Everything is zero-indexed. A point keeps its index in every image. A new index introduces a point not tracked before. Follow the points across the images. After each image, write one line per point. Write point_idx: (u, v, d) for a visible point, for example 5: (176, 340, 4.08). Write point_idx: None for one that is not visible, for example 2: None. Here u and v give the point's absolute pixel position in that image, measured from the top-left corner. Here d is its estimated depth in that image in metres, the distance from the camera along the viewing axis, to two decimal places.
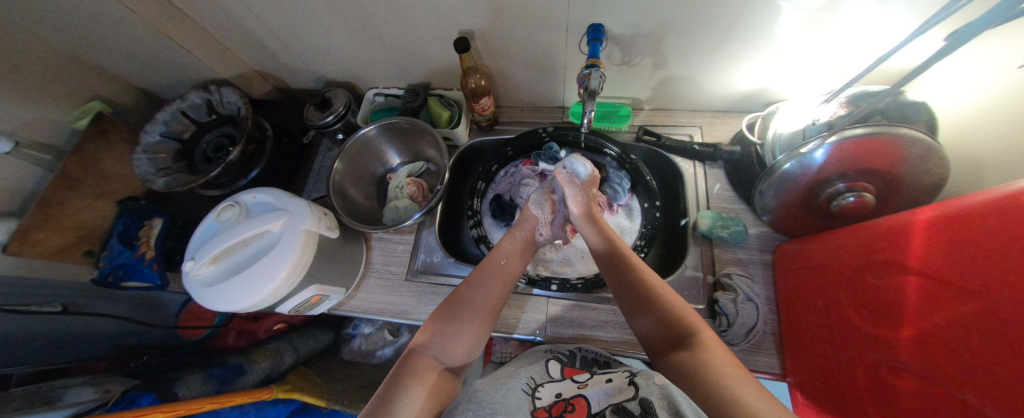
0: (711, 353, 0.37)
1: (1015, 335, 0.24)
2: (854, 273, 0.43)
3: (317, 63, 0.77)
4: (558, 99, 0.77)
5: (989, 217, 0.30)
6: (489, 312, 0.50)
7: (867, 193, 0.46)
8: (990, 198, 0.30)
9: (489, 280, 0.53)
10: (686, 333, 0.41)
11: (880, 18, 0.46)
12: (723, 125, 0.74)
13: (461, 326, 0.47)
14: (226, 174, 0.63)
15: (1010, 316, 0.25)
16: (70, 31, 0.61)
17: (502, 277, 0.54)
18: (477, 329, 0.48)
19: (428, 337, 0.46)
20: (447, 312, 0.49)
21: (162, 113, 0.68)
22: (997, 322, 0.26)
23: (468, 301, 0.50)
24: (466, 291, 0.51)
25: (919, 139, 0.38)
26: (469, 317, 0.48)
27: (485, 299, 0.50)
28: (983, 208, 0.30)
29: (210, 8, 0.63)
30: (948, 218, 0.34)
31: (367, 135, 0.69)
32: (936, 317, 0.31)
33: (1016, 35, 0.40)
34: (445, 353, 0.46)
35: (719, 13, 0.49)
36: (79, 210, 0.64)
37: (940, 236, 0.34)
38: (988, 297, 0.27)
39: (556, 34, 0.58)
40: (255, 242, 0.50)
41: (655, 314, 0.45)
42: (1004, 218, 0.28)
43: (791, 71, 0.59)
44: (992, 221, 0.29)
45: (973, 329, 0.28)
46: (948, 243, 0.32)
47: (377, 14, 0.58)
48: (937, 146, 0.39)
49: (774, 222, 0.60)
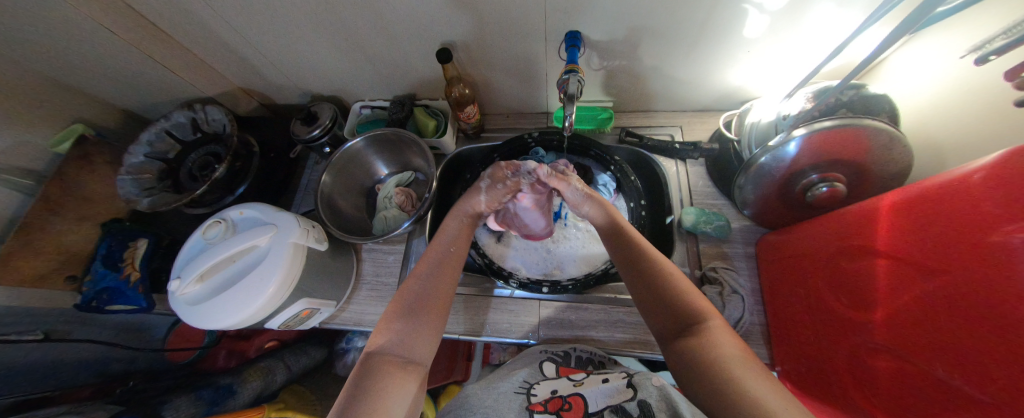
0: (719, 337, 0.37)
1: (979, 310, 0.26)
2: (829, 260, 0.44)
3: (303, 79, 0.77)
4: (541, 105, 0.79)
5: (942, 198, 0.32)
6: (444, 297, 0.49)
7: (838, 183, 0.48)
8: (942, 181, 0.32)
9: (438, 270, 0.51)
10: (694, 320, 0.40)
11: (838, 17, 0.49)
12: (701, 124, 0.77)
13: (416, 319, 0.46)
14: (213, 192, 0.63)
15: (973, 289, 0.26)
16: (53, 58, 0.62)
17: (450, 263, 0.53)
18: (433, 315, 0.47)
19: (386, 338, 0.43)
20: (400, 308, 0.46)
21: (146, 133, 0.68)
22: (961, 297, 0.27)
23: (420, 293, 0.48)
24: (413, 285, 0.49)
25: (882, 129, 0.41)
26: (423, 310, 0.47)
27: (434, 286, 0.49)
28: (937, 191, 0.32)
29: (194, 28, 0.64)
30: (906, 201, 0.36)
31: (354, 147, 0.70)
32: (904, 297, 0.33)
33: (966, 29, 0.43)
34: (406, 349, 0.43)
35: (688, 17, 0.52)
36: (62, 234, 0.63)
37: (900, 220, 0.36)
38: (951, 275, 0.29)
39: (535, 43, 0.60)
40: (243, 257, 0.50)
41: (677, 307, 0.42)
42: (956, 200, 0.30)
43: (761, 71, 0.62)
44: (946, 202, 0.31)
45: (938, 306, 0.29)
46: (907, 226, 0.34)
47: (360, 28, 0.60)
48: (899, 134, 0.41)
49: (755, 215, 0.62)
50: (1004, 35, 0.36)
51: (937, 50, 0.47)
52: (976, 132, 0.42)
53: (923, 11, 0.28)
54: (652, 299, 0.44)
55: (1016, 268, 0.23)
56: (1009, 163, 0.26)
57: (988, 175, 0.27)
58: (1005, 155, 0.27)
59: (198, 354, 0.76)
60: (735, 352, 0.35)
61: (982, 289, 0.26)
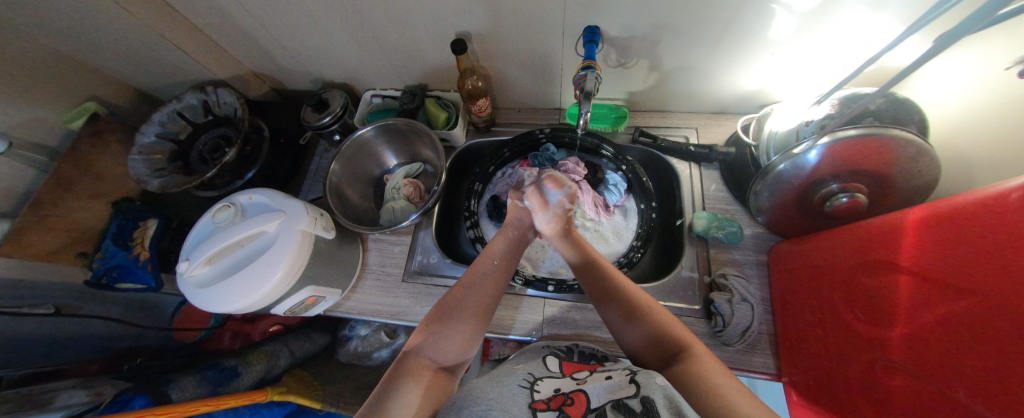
0: (706, 364, 0.38)
1: (1004, 336, 0.25)
2: (848, 273, 0.43)
3: (315, 65, 0.77)
4: (554, 100, 0.77)
5: (976, 216, 0.30)
6: (484, 309, 0.50)
7: (859, 194, 0.46)
8: (977, 198, 0.31)
9: (481, 281, 0.52)
10: (678, 346, 0.41)
11: (872, 22, 0.47)
12: (717, 127, 0.75)
13: (455, 326, 0.47)
14: (223, 175, 0.63)
15: (998, 313, 0.25)
16: (68, 34, 0.62)
17: (495, 276, 0.53)
18: (471, 325, 0.48)
19: (423, 338, 0.45)
20: (441, 313, 0.48)
21: (158, 114, 0.68)
22: (986, 321, 0.26)
23: (462, 301, 0.49)
24: (459, 293, 0.50)
25: (910, 140, 0.39)
26: (462, 318, 0.48)
27: (476, 297, 0.50)
28: (971, 207, 0.31)
29: (206, 8, 0.63)
30: (936, 216, 0.34)
31: (364, 136, 0.69)
32: (927, 317, 0.32)
33: (1006, 41, 0.41)
34: (441, 353, 0.45)
35: (713, 15, 0.50)
36: (75, 212, 0.64)
37: (929, 235, 0.34)
38: (977, 297, 0.28)
39: (552, 37, 0.58)
40: (251, 243, 0.50)
41: (657, 331, 0.43)
42: (990, 219, 0.29)
43: (785, 74, 0.60)
44: (978, 220, 0.30)
45: (963, 328, 0.28)
46: (936, 243, 0.33)
47: (374, 15, 0.59)
48: (928, 146, 0.39)
49: (769, 223, 0.60)
50: None
51: (971, 60, 0.45)
52: (1012, 148, 0.40)
53: (975, 18, 0.26)
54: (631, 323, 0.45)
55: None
56: None
57: None
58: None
59: (203, 335, 0.77)
60: (723, 378, 0.36)
61: (1007, 314, 0.25)
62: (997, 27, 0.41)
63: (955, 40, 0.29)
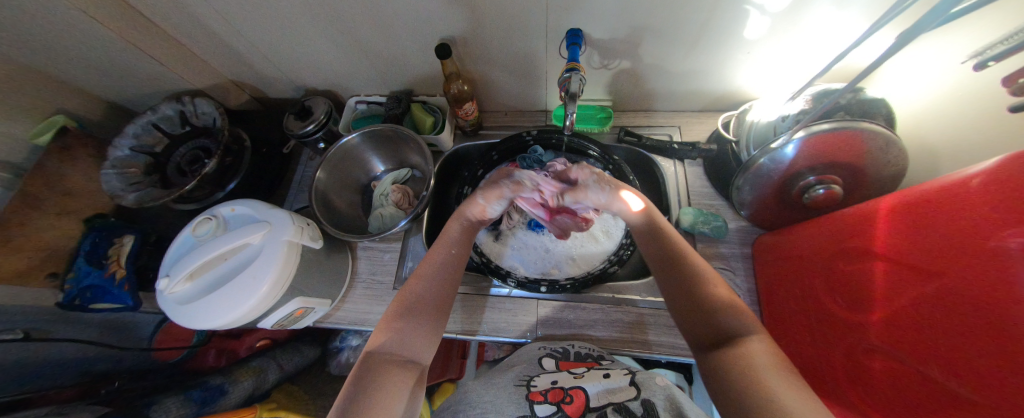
0: (763, 353, 0.33)
1: (976, 315, 0.26)
2: (827, 261, 0.45)
3: (296, 72, 0.75)
4: (540, 103, 0.78)
5: (941, 203, 0.32)
6: (443, 298, 0.50)
7: (835, 185, 0.48)
8: (942, 185, 0.32)
9: (438, 271, 0.51)
10: (733, 331, 0.37)
11: (840, 21, 0.49)
12: (699, 125, 0.76)
13: (417, 317, 0.46)
14: (203, 187, 0.61)
15: (970, 293, 0.27)
16: (31, 45, 0.59)
17: (451, 266, 0.53)
18: (433, 313, 0.47)
19: (386, 335, 0.43)
20: (402, 307, 0.46)
21: (132, 126, 0.65)
22: (957, 301, 0.28)
23: (420, 292, 0.48)
24: (417, 285, 0.50)
25: (878, 132, 0.41)
26: (423, 310, 0.47)
27: (434, 286, 0.50)
28: (937, 194, 0.33)
29: (180, 16, 0.62)
30: (906, 203, 0.36)
31: (350, 143, 0.68)
32: (902, 299, 0.33)
33: (961, 39, 0.44)
34: (408, 346, 0.43)
35: (690, 16, 0.51)
36: (42, 231, 0.61)
37: (900, 221, 0.36)
38: (948, 279, 0.29)
39: (536, 39, 0.59)
40: (235, 255, 0.49)
41: (714, 315, 0.39)
42: (954, 204, 0.30)
43: (760, 72, 0.62)
44: (942, 205, 0.32)
45: (936, 310, 0.30)
46: (908, 228, 0.35)
47: (355, 20, 0.58)
48: (895, 138, 0.42)
49: (752, 216, 0.62)
50: (1003, 43, 0.37)
51: (937, 54, 0.47)
52: (972, 137, 0.43)
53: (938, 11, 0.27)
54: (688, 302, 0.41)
55: (1009, 271, 0.24)
56: (1013, 169, 0.26)
57: (989, 180, 0.28)
58: (1005, 160, 0.27)
59: (186, 354, 0.74)
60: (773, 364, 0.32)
61: (978, 294, 0.26)
62: (954, 26, 0.44)
63: (917, 35, 0.30)
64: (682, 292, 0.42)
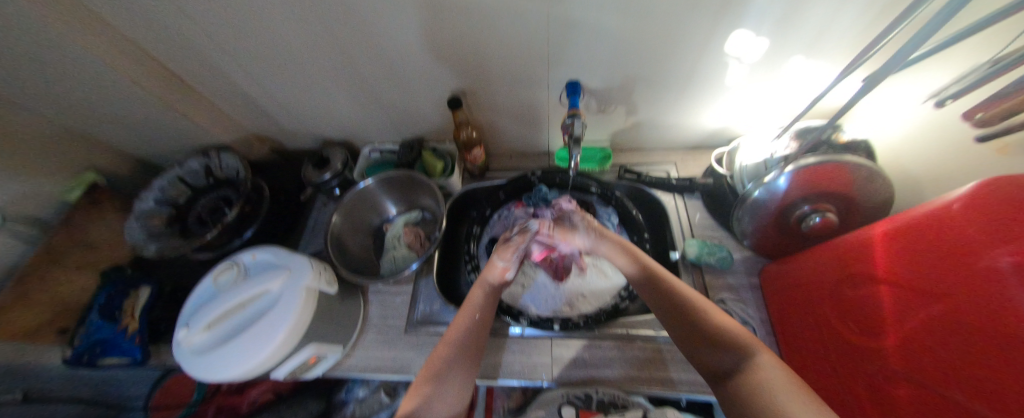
0: (766, 367, 0.36)
1: (983, 331, 0.27)
2: (835, 288, 0.46)
3: (316, 126, 0.81)
4: (543, 146, 0.83)
5: (928, 227, 0.35)
6: (473, 359, 0.50)
7: (829, 213, 0.50)
8: (926, 212, 0.35)
9: (466, 331, 0.52)
10: (736, 349, 0.40)
11: (809, 68, 0.55)
12: (694, 161, 0.80)
13: (445, 380, 0.46)
14: (222, 236, 0.64)
15: (975, 310, 0.28)
16: (78, 111, 0.65)
17: (478, 327, 0.53)
18: (464, 377, 0.47)
19: (417, 398, 0.43)
20: (431, 369, 0.46)
21: (159, 180, 0.69)
22: (962, 320, 0.29)
23: (450, 354, 0.48)
24: (446, 346, 0.50)
25: (862, 164, 0.45)
26: (454, 372, 0.47)
27: (462, 345, 0.50)
28: (922, 220, 0.35)
29: (216, 81, 0.68)
30: (896, 229, 0.39)
31: (367, 189, 0.72)
32: (911, 321, 0.34)
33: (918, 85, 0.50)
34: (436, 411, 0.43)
35: (675, 65, 0.58)
36: (60, 284, 0.62)
37: (894, 246, 0.38)
38: (951, 299, 0.30)
39: (539, 90, 0.65)
40: (252, 303, 0.49)
41: (718, 339, 0.42)
42: (941, 229, 0.33)
43: (745, 113, 0.67)
44: (929, 232, 0.34)
45: (944, 329, 0.31)
46: (902, 252, 0.37)
47: (375, 78, 0.65)
48: (878, 169, 0.45)
49: (756, 246, 0.63)
50: (956, 84, 0.43)
51: (903, 92, 0.52)
52: (948, 164, 0.46)
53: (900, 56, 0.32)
54: (688, 331, 0.44)
55: (1011, 287, 0.25)
56: (991, 195, 0.29)
57: (970, 205, 0.31)
58: (981, 189, 0.30)
59: (186, 411, 0.71)
60: (784, 379, 0.34)
61: (982, 311, 0.27)
62: (907, 76, 0.51)
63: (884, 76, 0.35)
64: (680, 321, 0.46)
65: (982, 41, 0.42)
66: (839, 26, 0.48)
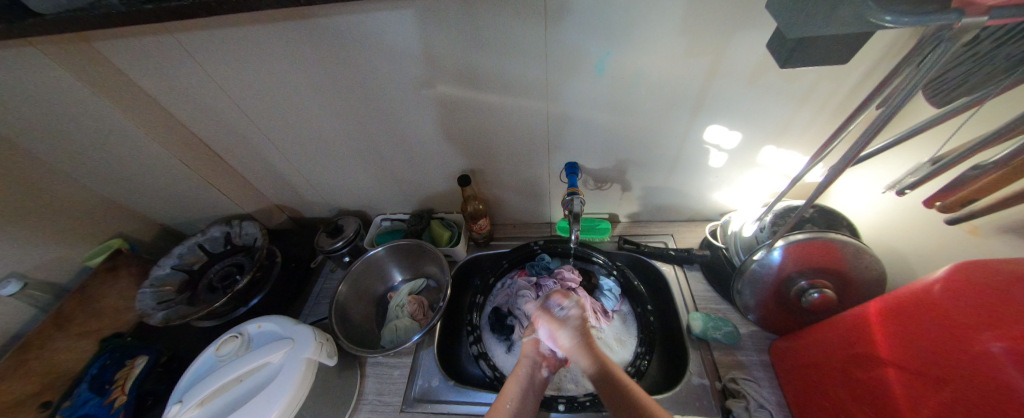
0: None
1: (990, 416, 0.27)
2: (843, 368, 0.45)
3: (334, 198, 0.87)
4: (545, 216, 0.87)
5: (921, 310, 0.36)
6: None
7: (827, 289, 0.52)
8: (917, 294, 0.38)
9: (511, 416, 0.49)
10: None
11: (784, 154, 0.62)
12: (689, 232, 0.84)
13: None
14: (228, 304, 0.64)
15: (980, 395, 0.28)
16: (124, 183, 0.72)
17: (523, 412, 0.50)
18: None
19: None
20: None
21: (181, 246, 0.73)
22: (970, 405, 0.29)
23: None
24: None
25: (846, 241, 0.48)
26: None
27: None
28: (915, 302, 0.37)
29: (251, 160, 0.76)
30: (890, 309, 0.40)
31: (375, 257, 0.75)
32: (923, 407, 0.33)
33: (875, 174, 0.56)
34: None
35: (662, 152, 0.65)
36: (58, 353, 0.61)
37: (892, 327, 0.39)
38: (957, 384, 0.31)
39: (541, 170, 0.72)
40: (250, 377, 0.48)
41: None
42: (934, 312, 0.35)
43: (731, 190, 0.73)
44: (920, 311, 0.36)
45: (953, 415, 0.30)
46: (900, 333, 0.38)
47: (394, 157, 0.73)
48: (863, 246, 0.48)
49: (760, 320, 0.63)
50: (912, 175, 0.44)
51: (868, 180, 0.58)
52: (931, 248, 0.48)
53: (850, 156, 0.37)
54: None
55: (1012, 371, 0.26)
56: (970, 279, 0.33)
57: (956, 288, 0.34)
58: (961, 275, 0.34)
59: None
60: None
61: (987, 396, 0.28)
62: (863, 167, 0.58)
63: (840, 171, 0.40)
64: None
65: (914, 147, 0.49)
66: (798, 125, 0.56)
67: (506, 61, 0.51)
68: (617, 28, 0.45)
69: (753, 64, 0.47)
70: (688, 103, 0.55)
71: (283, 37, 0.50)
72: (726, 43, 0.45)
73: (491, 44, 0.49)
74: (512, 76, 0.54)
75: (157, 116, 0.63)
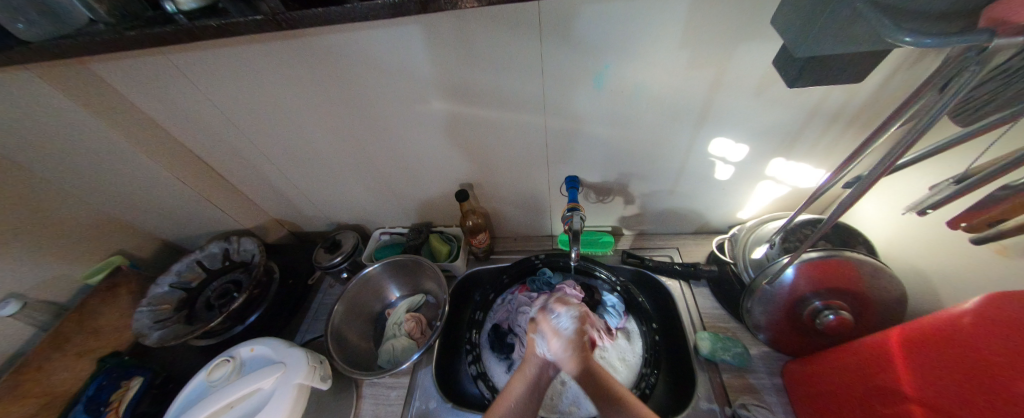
0: None
1: None
2: (861, 402, 0.42)
3: (333, 211, 0.87)
4: (546, 229, 0.85)
5: (947, 343, 0.34)
6: None
7: (844, 311, 0.48)
8: (942, 325, 0.35)
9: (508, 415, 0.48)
10: None
11: (794, 165, 0.59)
12: (696, 245, 0.81)
13: None
14: (224, 322, 0.63)
15: None
16: (125, 202, 0.72)
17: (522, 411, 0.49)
18: None
19: None
20: None
21: (179, 264, 0.72)
22: None
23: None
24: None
25: (863, 260, 0.45)
26: None
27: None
28: (940, 334, 0.35)
29: (251, 177, 0.76)
30: (914, 341, 0.37)
31: (370, 273, 0.73)
32: None
33: (893, 195, 0.55)
34: None
35: (664, 165, 0.63)
36: (56, 373, 0.62)
37: (916, 360, 0.36)
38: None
39: (540, 184, 0.70)
40: (240, 404, 0.47)
41: None
42: (962, 347, 0.32)
43: (739, 202, 0.70)
44: (949, 345, 0.34)
45: None
46: (923, 368, 0.35)
47: (392, 173, 0.72)
48: (881, 265, 0.45)
49: (771, 340, 0.59)
50: (937, 193, 0.39)
51: (891, 197, 0.55)
52: (956, 267, 0.45)
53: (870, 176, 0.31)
54: None
55: None
56: (1000, 313, 0.31)
57: (989, 323, 0.31)
58: (992, 309, 0.32)
59: None
60: None
61: None
62: (885, 186, 0.56)
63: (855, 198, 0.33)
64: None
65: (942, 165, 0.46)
66: (807, 137, 0.54)
67: (500, 76, 0.50)
68: (615, 42, 0.44)
69: (760, 75, 0.45)
70: (692, 116, 0.53)
71: (276, 57, 0.50)
72: (729, 55, 0.43)
73: (488, 62, 0.48)
74: (507, 91, 0.52)
75: (155, 136, 0.63)
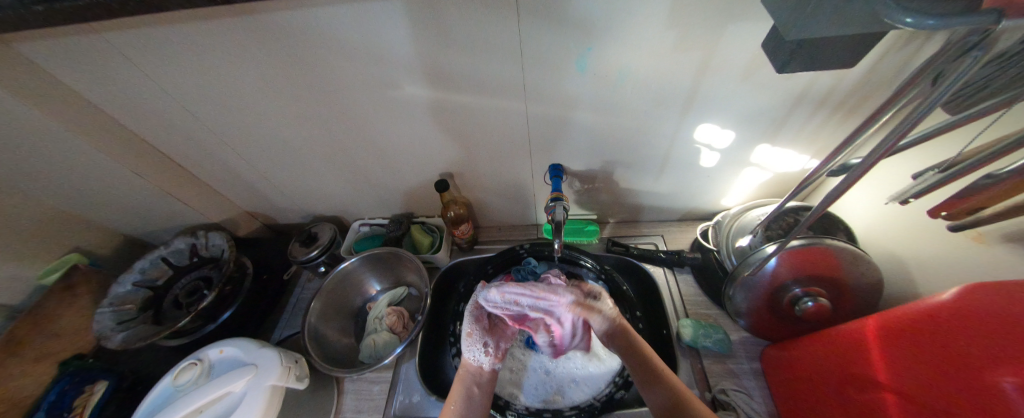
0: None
1: None
2: (836, 388, 0.42)
3: (309, 203, 0.83)
4: (531, 218, 0.84)
5: (924, 332, 0.34)
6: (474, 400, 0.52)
7: (822, 298, 0.49)
8: (917, 315, 0.35)
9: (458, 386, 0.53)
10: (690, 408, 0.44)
11: (777, 152, 0.58)
12: (681, 233, 0.81)
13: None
14: (193, 322, 0.61)
15: None
16: (75, 197, 0.67)
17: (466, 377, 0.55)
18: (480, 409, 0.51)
19: None
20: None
21: (142, 261, 0.68)
22: None
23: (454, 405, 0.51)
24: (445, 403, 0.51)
25: (842, 247, 0.45)
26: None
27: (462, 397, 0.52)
28: (916, 323, 0.35)
29: (215, 168, 0.71)
30: (892, 330, 0.38)
31: (348, 267, 0.71)
32: None
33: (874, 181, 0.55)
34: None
35: (649, 152, 0.61)
36: (11, 380, 0.58)
37: (891, 349, 0.37)
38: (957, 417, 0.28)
39: (523, 173, 0.68)
40: (209, 407, 0.45)
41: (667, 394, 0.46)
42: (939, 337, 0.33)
43: (722, 189, 0.69)
44: (926, 335, 0.34)
45: None
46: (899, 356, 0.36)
47: (367, 162, 0.69)
48: (860, 252, 0.46)
49: (750, 327, 0.60)
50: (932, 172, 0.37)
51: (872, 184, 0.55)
52: (931, 252, 0.46)
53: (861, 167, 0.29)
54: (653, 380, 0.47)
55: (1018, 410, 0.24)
56: (979, 304, 0.30)
57: (965, 313, 0.31)
58: (970, 299, 0.32)
59: None
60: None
61: None
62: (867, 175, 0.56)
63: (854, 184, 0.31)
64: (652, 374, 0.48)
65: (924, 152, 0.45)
66: (793, 123, 0.53)
67: (477, 57, 0.46)
68: (600, 22, 0.40)
69: (749, 58, 0.43)
70: (679, 100, 0.50)
71: (225, 35, 0.45)
72: (718, 36, 0.41)
73: (463, 44, 0.45)
74: (484, 75, 0.49)
75: (100, 125, 0.58)
